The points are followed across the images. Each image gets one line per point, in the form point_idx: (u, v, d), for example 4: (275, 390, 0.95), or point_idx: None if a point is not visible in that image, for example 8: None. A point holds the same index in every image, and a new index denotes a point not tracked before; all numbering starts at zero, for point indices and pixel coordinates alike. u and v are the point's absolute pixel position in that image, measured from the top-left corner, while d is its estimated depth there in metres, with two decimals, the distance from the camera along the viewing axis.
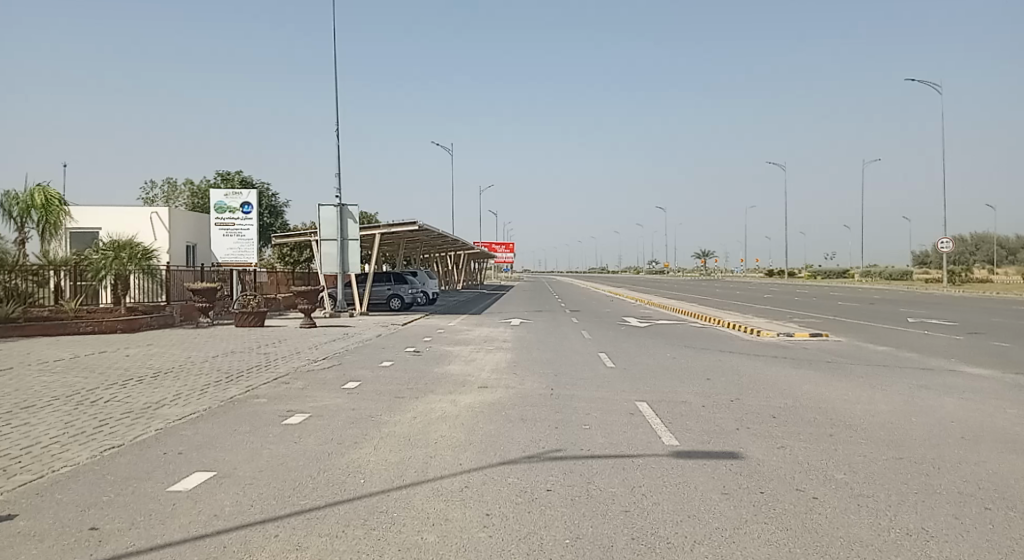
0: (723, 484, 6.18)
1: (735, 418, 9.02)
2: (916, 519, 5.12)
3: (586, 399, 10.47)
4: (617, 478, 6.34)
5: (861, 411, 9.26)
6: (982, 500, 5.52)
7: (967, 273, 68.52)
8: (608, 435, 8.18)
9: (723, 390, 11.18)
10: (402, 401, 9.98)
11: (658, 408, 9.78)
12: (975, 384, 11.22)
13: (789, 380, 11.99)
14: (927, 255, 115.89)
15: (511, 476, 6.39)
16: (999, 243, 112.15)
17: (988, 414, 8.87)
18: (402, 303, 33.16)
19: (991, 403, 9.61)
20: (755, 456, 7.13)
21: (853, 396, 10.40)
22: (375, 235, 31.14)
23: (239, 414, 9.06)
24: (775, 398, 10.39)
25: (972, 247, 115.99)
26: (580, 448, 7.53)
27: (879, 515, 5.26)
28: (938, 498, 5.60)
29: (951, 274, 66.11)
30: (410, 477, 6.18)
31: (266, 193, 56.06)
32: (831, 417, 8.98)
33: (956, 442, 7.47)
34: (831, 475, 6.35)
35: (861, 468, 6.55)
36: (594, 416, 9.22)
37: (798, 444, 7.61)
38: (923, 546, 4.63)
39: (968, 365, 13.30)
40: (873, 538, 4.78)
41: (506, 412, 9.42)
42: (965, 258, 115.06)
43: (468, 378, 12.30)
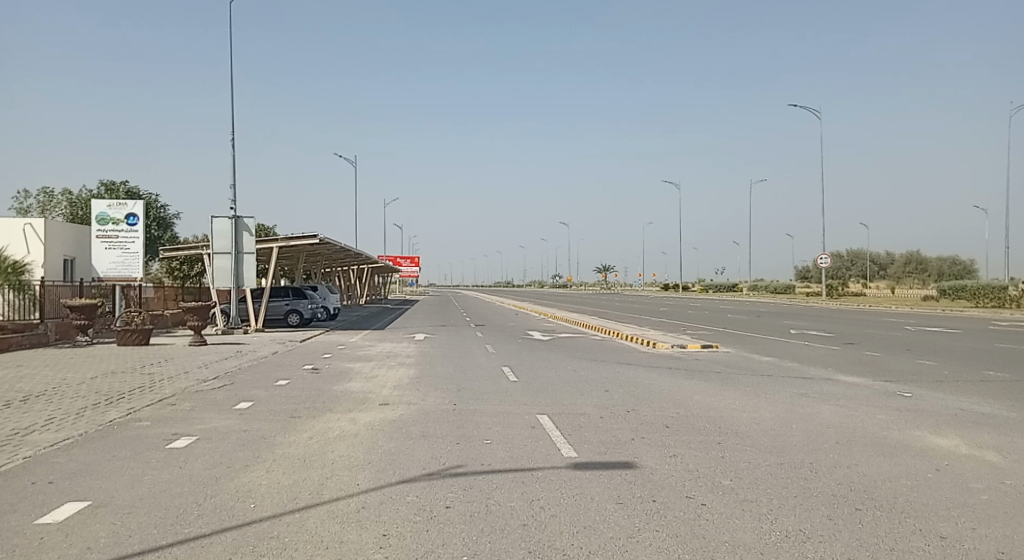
0: (618, 494, 6.33)
1: (630, 429, 9.27)
2: (794, 522, 5.42)
3: (488, 414, 10.49)
4: (517, 492, 6.39)
5: (747, 419, 9.74)
6: (854, 501, 5.91)
7: (841, 287, 73.51)
8: (509, 448, 8.23)
9: (620, 401, 11.48)
10: (298, 421, 9.67)
11: (557, 420, 9.95)
12: (848, 391, 12.02)
13: (682, 391, 12.45)
14: (808, 269, 123.76)
15: (409, 494, 6.31)
16: (871, 260, 120.96)
17: (860, 420, 9.53)
18: (300, 319, 31.99)
19: (863, 409, 10.34)
20: (649, 465, 7.36)
21: (739, 405, 10.92)
22: (273, 249, 30.15)
23: (119, 438, 8.52)
24: (669, 408, 10.77)
25: (847, 263, 124.59)
26: (481, 463, 7.54)
27: (761, 518, 5.55)
28: (814, 501, 5.95)
29: (829, 288, 70.75)
30: (304, 500, 5.99)
31: (155, 205, 53.53)
32: (719, 425, 9.39)
33: (832, 447, 7.97)
34: (719, 482, 6.65)
35: (745, 474, 6.88)
36: (495, 430, 9.26)
37: (688, 452, 7.92)
38: (801, 546, 4.91)
39: (843, 374, 14.22)
40: (756, 542, 5.01)
41: (406, 429, 9.31)
42: (841, 273, 123.26)
43: (368, 395, 12.06)
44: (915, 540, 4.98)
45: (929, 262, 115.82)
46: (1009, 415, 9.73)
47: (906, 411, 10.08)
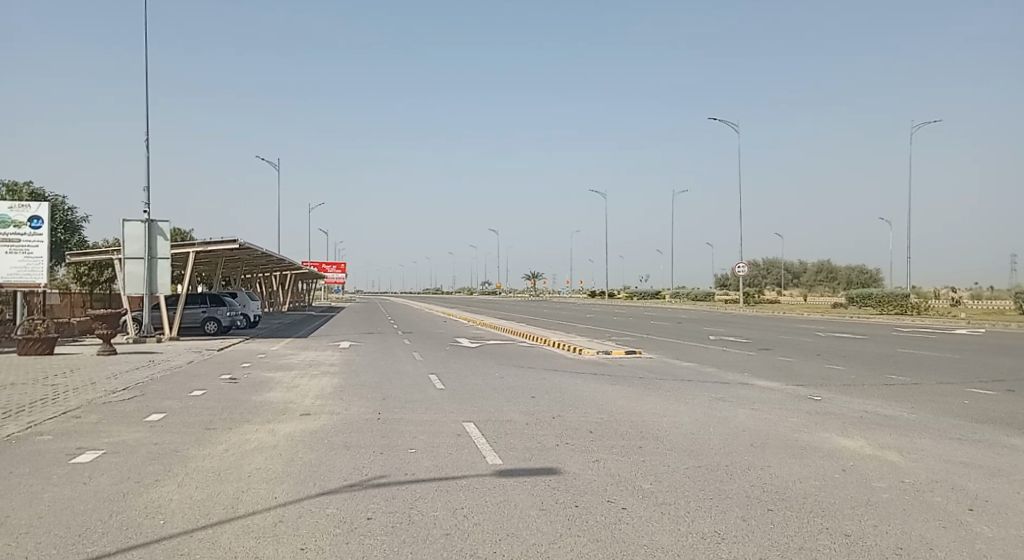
0: (541, 500, 6.37)
1: (555, 435, 9.35)
2: (710, 523, 5.57)
3: (412, 423, 10.39)
4: (440, 501, 6.34)
5: (668, 423, 9.98)
6: (766, 502, 6.13)
7: (758, 295, 76.27)
8: (433, 457, 8.17)
9: (546, 407, 11.57)
10: (213, 433, 9.33)
11: (483, 428, 9.94)
12: (762, 395, 12.49)
13: (606, 396, 12.65)
14: (727, 277, 128.04)
15: (329, 506, 6.17)
16: (785, 268, 126.13)
17: (773, 422, 9.91)
18: (218, 327, 31.02)
19: (777, 412, 10.75)
20: (572, 470, 7.44)
21: (660, 409, 11.18)
22: (189, 254, 29.05)
23: (17, 454, 8.02)
24: (593, 413, 10.92)
25: (763, 271, 129.52)
26: (404, 472, 7.45)
27: (679, 521, 5.68)
28: (730, 503, 6.14)
29: (746, 295, 73.31)
30: (218, 515, 5.78)
31: (61, 207, 50.81)
32: (641, 429, 9.59)
33: (747, 450, 8.25)
34: (639, 486, 6.78)
35: (665, 477, 7.04)
36: (420, 439, 9.18)
37: (611, 456, 8.05)
38: (716, 547, 5.05)
39: (758, 378, 14.78)
40: (674, 544, 5.14)
41: (328, 439, 9.12)
42: (758, 280, 128.04)
43: (289, 405, 11.75)
44: (822, 538, 5.20)
45: (839, 270, 121.66)
46: (909, 416, 10.30)
47: (816, 414, 10.52)
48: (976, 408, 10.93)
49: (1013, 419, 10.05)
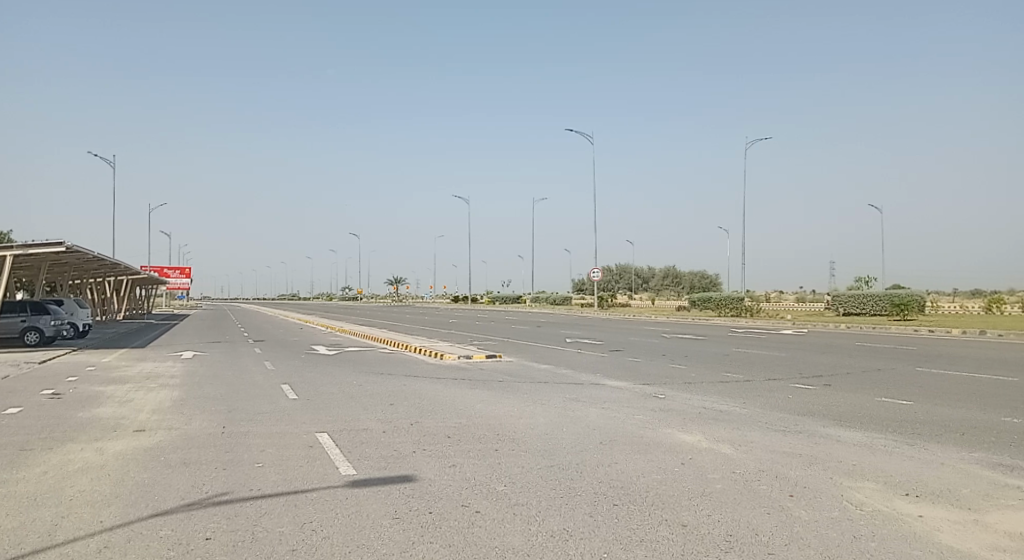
0: (394, 508, 6.28)
1: (411, 441, 9.25)
2: (559, 522, 5.72)
3: (261, 435, 9.90)
4: (288, 516, 6.09)
5: (524, 425, 10.16)
6: (612, 498, 6.38)
7: (612, 299, 79.49)
8: (282, 471, 7.83)
9: (403, 414, 11.42)
10: (30, 455, 8.43)
11: (337, 438, 9.65)
12: (613, 395, 13.02)
13: (464, 401, 12.69)
14: (583, 282, 132.83)
15: (162, 529, 5.75)
16: (636, 273, 132.63)
17: (622, 421, 10.35)
18: (41, 337, 28.14)
19: (626, 411, 11.24)
20: (427, 476, 7.38)
21: (517, 412, 11.38)
22: (6, 257, 26.14)
23: None
24: (450, 418, 10.91)
25: (617, 276, 135.46)
26: (250, 488, 7.08)
27: (529, 520, 5.80)
28: (578, 500, 6.34)
29: (601, 299, 76.29)
30: (32, 544, 5.22)
31: None
32: (498, 432, 9.71)
33: (596, 448, 8.56)
34: (492, 488, 6.85)
35: (518, 479, 7.15)
36: (268, 452, 8.76)
37: (467, 460, 8.07)
38: (563, 545, 5.19)
39: (609, 379, 15.41)
40: (524, 544, 5.23)
41: (165, 456, 8.50)
42: (611, 285, 133.63)
43: (122, 421, 10.84)
44: (661, 530, 5.48)
45: (684, 275, 129.40)
46: (742, 411, 11.12)
47: (660, 411, 11.12)
48: (799, 402, 11.99)
49: (830, 411, 11.12)
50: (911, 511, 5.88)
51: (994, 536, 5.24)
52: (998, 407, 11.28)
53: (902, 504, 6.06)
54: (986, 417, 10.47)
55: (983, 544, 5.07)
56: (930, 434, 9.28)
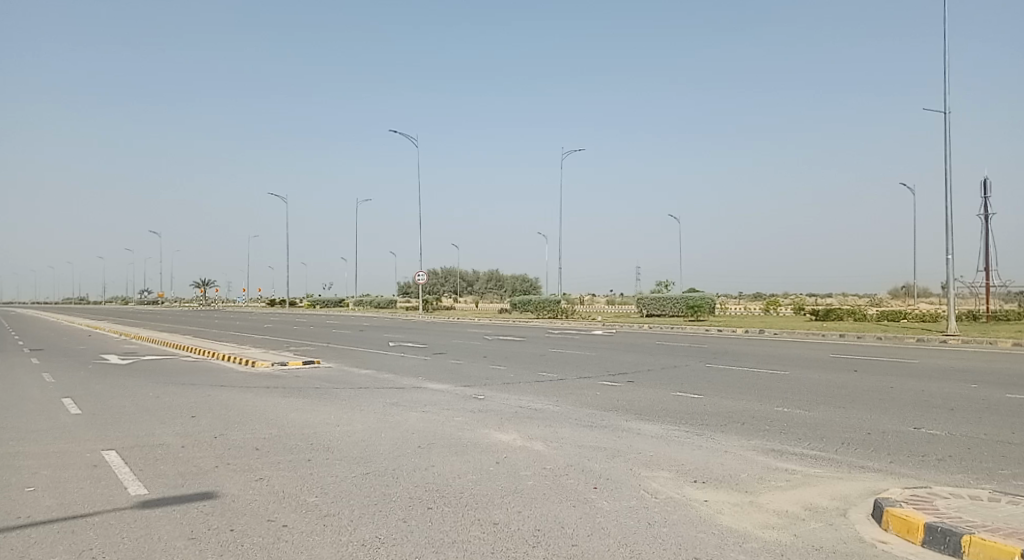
0: (191, 528, 5.83)
1: (214, 456, 8.64)
2: (370, 530, 5.60)
3: (35, 456, 8.78)
4: (63, 545, 5.45)
5: (338, 433, 9.87)
6: (427, 501, 6.37)
7: (435, 302, 79.72)
8: (59, 495, 6.99)
9: (207, 426, 10.65)
10: None
11: (128, 455, 8.79)
12: (433, 398, 13.01)
13: (275, 410, 12.09)
14: (407, 284, 132.19)
15: None
16: (459, 277, 134.21)
17: (440, 424, 10.38)
18: None
19: (445, 414, 11.27)
20: (230, 492, 6.94)
21: (332, 419, 11.03)
22: None
23: None
24: (260, 429, 10.34)
25: (440, 279, 136.12)
26: (17, 517, 6.25)
27: (339, 531, 5.63)
28: (391, 506, 6.26)
29: (425, 301, 76.24)
30: None
31: None
32: (310, 442, 9.34)
33: (413, 452, 8.51)
34: (302, 500, 6.57)
35: (330, 489, 6.92)
36: (42, 475, 7.79)
37: (275, 473, 7.69)
38: (374, 552, 5.10)
39: (429, 382, 15.39)
40: (333, 555, 5.07)
41: None
42: (435, 288, 133.98)
43: None
44: (473, 530, 5.55)
45: (506, 279, 132.87)
46: (555, 409, 11.58)
47: (478, 412, 11.30)
48: (607, 398, 12.72)
49: (633, 406, 11.91)
50: (699, 496, 6.43)
51: (764, 515, 5.87)
52: (773, 397, 12.69)
53: (691, 491, 6.60)
54: (763, 407, 11.70)
55: (756, 523, 5.65)
56: (717, 424, 10.23)
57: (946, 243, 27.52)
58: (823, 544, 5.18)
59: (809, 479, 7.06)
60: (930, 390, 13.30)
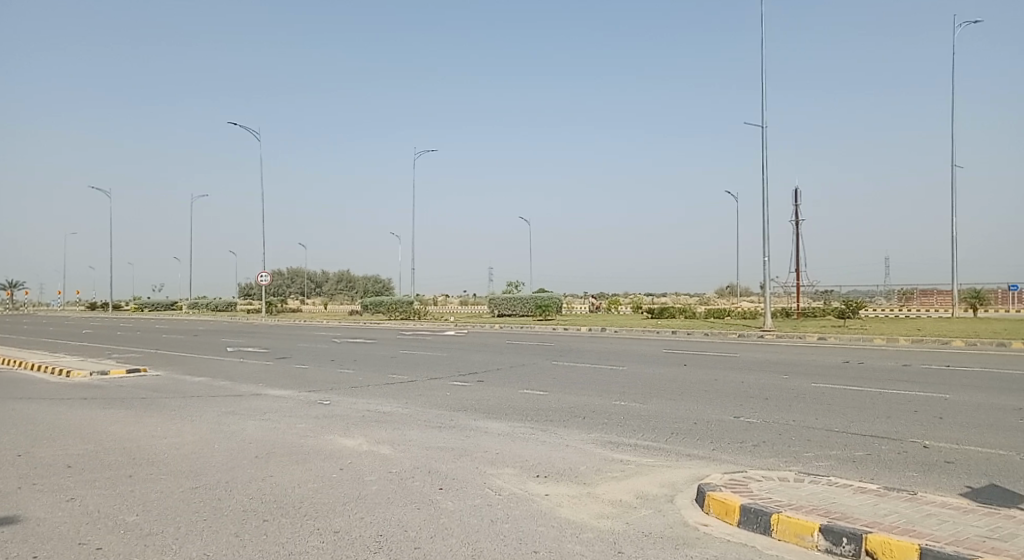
0: None
1: (17, 477, 7.76)
2: (198, 547, 5.27)
3: None
4: None
5: (166, 446, 9.20)
6: (262, 513, 6.09)
7: (280, 304, 76.32)
8: None
9: (9, 445, 9.54)
10: None
11: None
12: (274, 405, 12.46)
13: (94, 423, 11.06)
14: (250, 286, 125.79)
15: None
16: (306, 278, 129.65)
17: (281, 432, 9.96)
18: None
19: (286, 421, 10.83)
20: (35, 516, 6.26)
21: (160, 431, 10.26)
22: None
23: None
24: (74, 445, 9.41)
25: (286, 280, 130.73)
26: None
27: (163, 550, 5.25)
28: (223, 520, 5.93)
29: (268, 304, 72.84)
30: None
31: None
32: (132, 456, 8.63)
33: (249, 462, 8.10)
34: (121, 520, 6.06)
35: (153, 506, 6.44)
36: None
37: (91, 491, 7.04)
38: None
39: (271, 388, 14.71)
40: None
41: None
42: (280, 289, 128.47)
43: None
44: (311, 539, 5.39)
45: (356, 281, 129.92)
46: (403, 411, 11.47)
47: (322, 418, 10.96)
48: (456, 398, 12.79)
49: (481, 405, 12.05)
50: (540, 491, 6.62)
51: (600, 505, 6.15)
52: (612, 392, 13.33)
53: (533, 486, 6.78)
54: (603, 402, 12.25)
55: (593, 513, 5.91)
56: (560, 420, 10.57)
57: (765, 247, 30.21)
58: (652, 530, 5.49)
59: (642, 468, 7.49)
60: (749, 381, 14.53)
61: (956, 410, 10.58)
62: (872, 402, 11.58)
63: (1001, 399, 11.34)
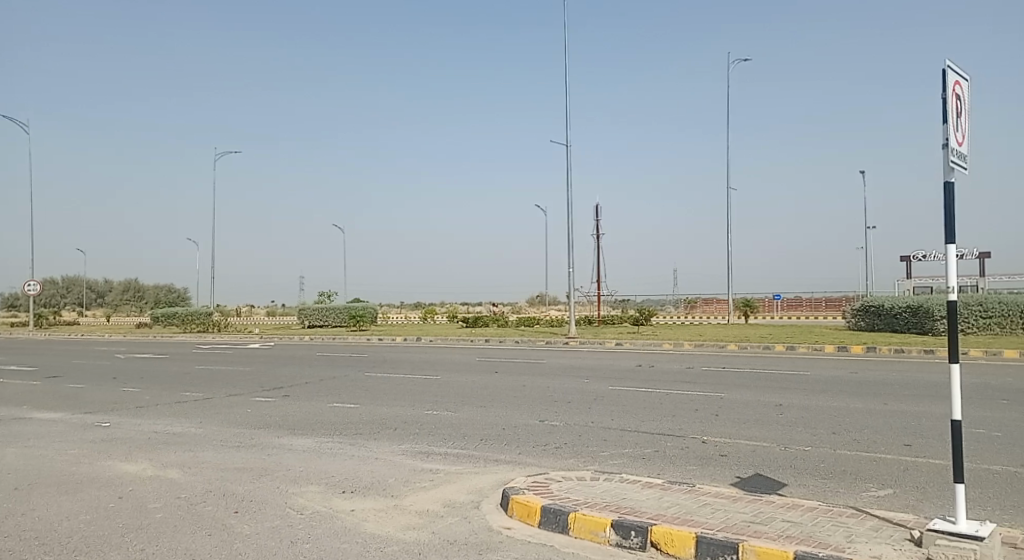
0: None
1: None
2: None
3: None
4: None
5: None
6: (20, 553, 5.36)
7: (53, 316, 67.75)
8: None
9: None
10: None
11: None
12: (41, 429, 11.04)
13: None
14: (16, 296, 110.78)
15: None
16: (87, 287, 116.60)
17: (48, 459, 8.84)
18: None
19: (55, 447, 9.63)
20: None
21: None
22: None
23: None
24: None
25: (62, 289, 116.69)
26: None
27: None
28: None
29: (39, 316, 64.52)
30: None
31: None
32: None
33: (6, 496, 7.10)
34: None
35: None
36: None
37: None
38: None
39: (38, 411, 13.02)
40: None
41: None
42: (55, 299, 114.35)
43: None
44: None
45: (148, 290, 119.03)
46: (197, 432, 10.65)
47: (101, 442, 9.89)
48: (257, 415, 12.10)
49: (285, 421, 11.50)
50: (345, 506, 6.45)
51: (408, 516, 6.11)
52: (422, 402, 13.33)
53: (337, 502, 6.59)
54: (414, 412, 12.21)
55: (399, 526, 5.85)
56: (369, 433, 10.38)
57: (570, 258, 31.87)
58: (457, 538, 5.56)
59: (449, 477, 7.54)
60: (555, 386, 15.20)
61: (730, 407, 11.84)
62: (661, 402, 12.62)
63: (766, 396, 12.84)
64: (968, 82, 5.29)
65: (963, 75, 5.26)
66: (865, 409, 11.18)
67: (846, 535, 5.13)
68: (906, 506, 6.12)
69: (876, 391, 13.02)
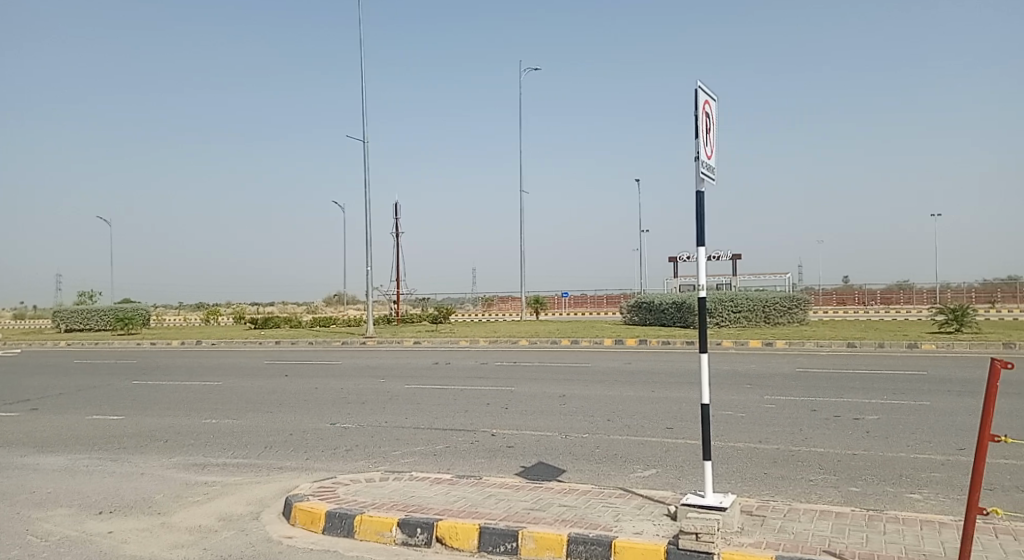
0: None
1: None
2: None
3: None
4: None
5: None
6: None
7: None
8: None
9: None
10: None
11: None
12: None
13: None
14: None
15: None
16: None
17: None
18: None
19: None
20: None
21: None
22: None
23: None
24: None
25: None
26: None
27: None
28: None
29: None
30: None
31: None
32: None
33: None
34: None
35: None
36: None
37: None
38: None
39: None
40: None
41: None
42: None
43: None
44: None
45: None
46: None
47: None
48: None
49: (31, 438, 10.10)
50: (101, 529, 5.81)
51: (176, 534, 5.65)
52: (200, 410, 12.39)
53: (92, 525, 5.92)
54: (190, 421, 11.31)
55: (165, 545, 5.39)
56: (136, 446, 9.44)
57: (367, 257, 31.35)
58: (230, 552, 5.24)
59: (227, 488, 7.09)
60: (347, 387, 14.86)
61: (517, 400, 12.34)
62: (453, 399, 12.83)
63: (551, 388, 13.54)
64: (715, 102, 5.96)
65: (711, 94, 5.92)
66: (636, 397, 12.20)
67: (613, 514, 5.56)
68: (665, 484, 6.77)
69: (647, 380, 14.26)
